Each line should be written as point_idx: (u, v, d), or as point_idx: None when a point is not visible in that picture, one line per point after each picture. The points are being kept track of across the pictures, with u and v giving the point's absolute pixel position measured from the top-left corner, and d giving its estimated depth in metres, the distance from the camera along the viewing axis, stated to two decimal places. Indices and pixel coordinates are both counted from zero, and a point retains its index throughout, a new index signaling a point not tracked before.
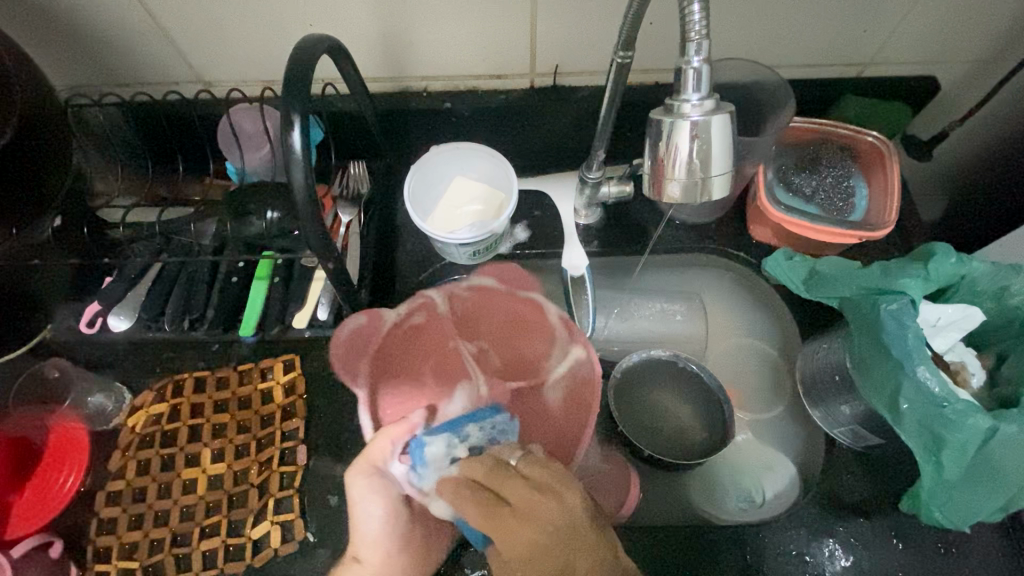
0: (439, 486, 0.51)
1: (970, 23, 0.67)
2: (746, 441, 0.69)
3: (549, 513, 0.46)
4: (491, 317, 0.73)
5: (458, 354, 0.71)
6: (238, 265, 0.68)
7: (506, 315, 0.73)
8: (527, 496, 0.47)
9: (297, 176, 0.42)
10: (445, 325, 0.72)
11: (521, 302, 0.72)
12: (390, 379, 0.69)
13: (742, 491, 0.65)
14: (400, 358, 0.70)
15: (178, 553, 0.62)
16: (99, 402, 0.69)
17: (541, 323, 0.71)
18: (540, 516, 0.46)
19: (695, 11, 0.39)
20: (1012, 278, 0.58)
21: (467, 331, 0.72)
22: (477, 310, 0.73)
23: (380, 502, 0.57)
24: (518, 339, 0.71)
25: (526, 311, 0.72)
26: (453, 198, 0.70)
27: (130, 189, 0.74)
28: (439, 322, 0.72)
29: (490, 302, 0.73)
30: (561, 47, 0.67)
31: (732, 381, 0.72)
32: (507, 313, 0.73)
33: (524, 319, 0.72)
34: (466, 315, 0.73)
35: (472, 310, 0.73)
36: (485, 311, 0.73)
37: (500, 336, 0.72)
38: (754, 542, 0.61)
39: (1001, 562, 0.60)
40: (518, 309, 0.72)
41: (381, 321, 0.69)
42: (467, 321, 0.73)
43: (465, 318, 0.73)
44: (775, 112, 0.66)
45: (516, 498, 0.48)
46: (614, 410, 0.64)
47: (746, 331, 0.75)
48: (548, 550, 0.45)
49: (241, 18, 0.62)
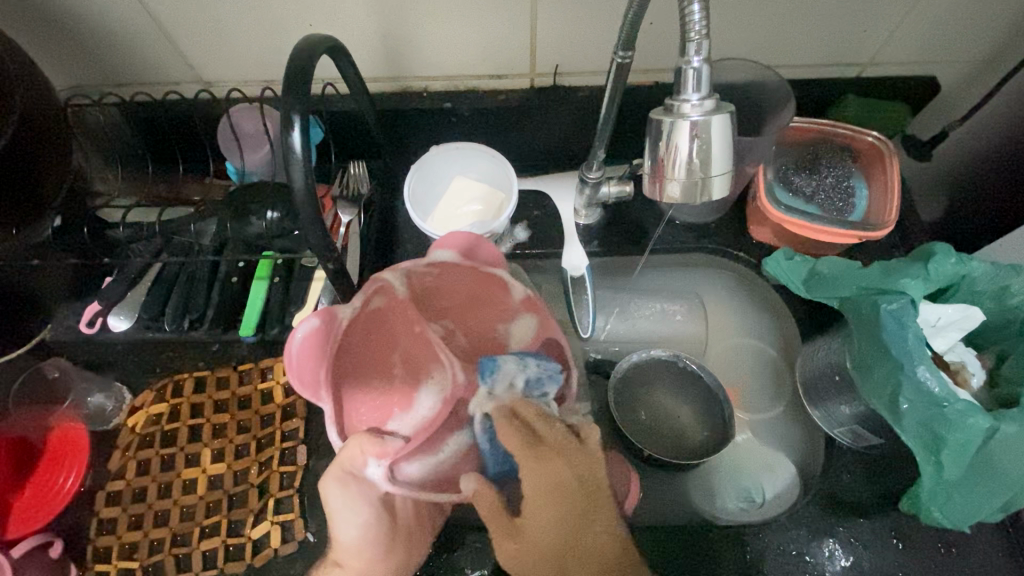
0: (503, 429, 0.53)
1: (970, 23, 0.67)
2: (746, 440, 0.68)
3: (577, 458, 0.53)
4: (449, 293, 0.64)
5: (424, 340, 0.62)
6: (238, 265, 0.68)
7: (460, 283, 0.63)
8: (563, 445, 0.53)
9: (297, 175, 0.42)
10: (399, 310, 0.61)
11: (474, 268, 0.62)
12: (360, 373, 0.61)
13: (742, 491, 0.65)
14: (365, 349, 0.61)
15: (179, 553, 0.62)
16: (98, 402, 0.70)
17: (498, 286, 0.62)
18: (569, 457, 0.53)
19: (695, 11, 0.39)
20: (1012, 278, 0.58)
21: (433, 310, 0.63)
22: (439, 284, 0.63)
23: (360, 512, 0.53)
24: (482, 314, 0.64)
25: (486, 278, 0.62)
26: (453, 197, 0.70)
27: (129, 189, 0.73)
28: (401, 306, 0.61)
29: (453, 277, 0.63)
30: (561, 47, 0.67)
31: (733, 381, 0.72)
32: (466, 283, 0.63)
33: (478, 288, 0.63)
34: (424, 293, 0.63)
35: (431, 288, 0.63)
36: (439, 286, 0.63)
37: (460, 307, 0.64)
38: (755, 542, 0.61)
39: (1001, 562, 0.60)
40: (477, 279, 0.62)
41: (317, 328, 0.56)
42: (423, 298, 0.63)
43: (422, 296, 0.63)
44: (775, 111, 0.67)
45: (546, 437, 0.53)
46: (615, 412, 0.64)
47: (745, 330, 0.74)
48: (572, 487, 0.52)
49: (241, 19, 0.62)
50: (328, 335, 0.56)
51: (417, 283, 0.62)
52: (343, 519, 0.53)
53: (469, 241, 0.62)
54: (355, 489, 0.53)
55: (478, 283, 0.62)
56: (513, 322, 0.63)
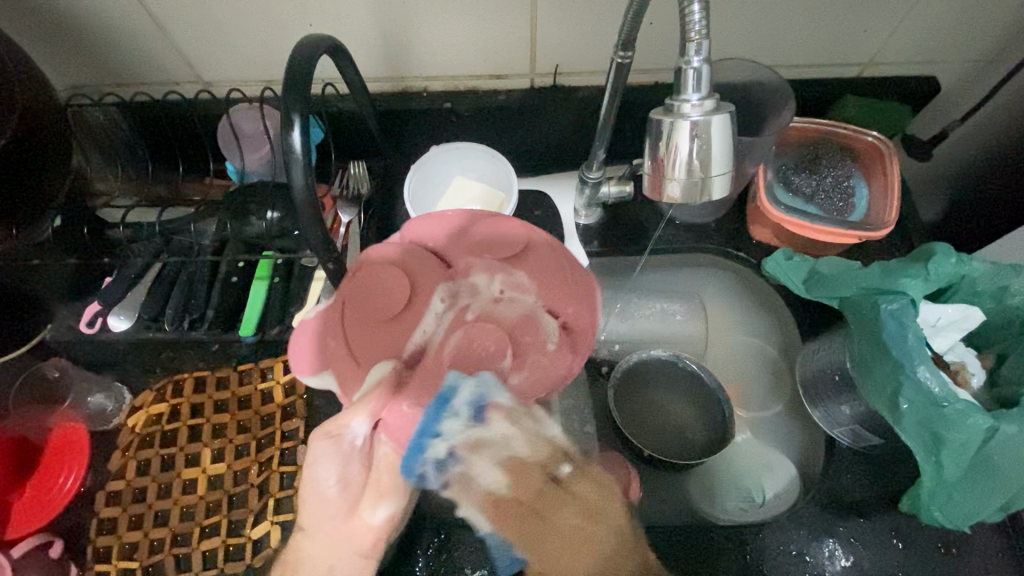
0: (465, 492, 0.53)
1: (972, 22, 0.67)
2: (746, 440, 0.70)
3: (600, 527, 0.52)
4: (368, 290, 0.52)
5: (357, 345, 0.51)
6: (238, 265, 0.67)
7: (367, 266, 0.53)
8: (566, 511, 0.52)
9: (297, 175, 0.42)
10: (364, 324, 0.51)
11: (371, 262, 0.54)
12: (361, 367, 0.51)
13: (742, 492, 0.66)
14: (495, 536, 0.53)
15: (179, 553, 0.62)
16: (99, 401, 0.71)
17: (433, 268, 0.54)
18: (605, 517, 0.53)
19: (695, 11, 0.39)
20: (1012, 278, 0.58)
21: (353, 321, 0.51)
22: (360, 289, 0.52)
23: (334, 468, 0.50)
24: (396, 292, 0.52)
25: (465, 217, 0.57)
26: (454, 197, 0.68)
27: (129, 189, 0.73)
28: (392, 329, 0.51)
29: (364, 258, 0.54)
30: (561, 47, 0.67)
31: (732, 380, 0.73)
32: (423, 250, 0.55)
33: (416, 270, 0.54)
34: (356, 307, 0.52)
35: (350, 299, 0.52)
36: (363, 277, 0.52)
37: (378, 309, 0.52)
38: (755, 542, 0.60)
39: (1001, 563, 0.60)
40: (406, 257, 0.54)
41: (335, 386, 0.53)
42: (356, 306, 0.52)
43: (365, 316, 0.52)
44: (776, 112, 0.66)
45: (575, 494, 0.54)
46: (658, 401, 0.66)
47: (746, 330, 0.76)
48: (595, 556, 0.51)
49: (243, 21, 0.62)
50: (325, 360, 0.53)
51: (355, 305, 0.52)
52: (320, 466, 0.51)
53: (440, 216, 0.57)
54: (341, 448, 0.50)
55: (383, 266, 0.53)
56: (473, 279, 0.54)
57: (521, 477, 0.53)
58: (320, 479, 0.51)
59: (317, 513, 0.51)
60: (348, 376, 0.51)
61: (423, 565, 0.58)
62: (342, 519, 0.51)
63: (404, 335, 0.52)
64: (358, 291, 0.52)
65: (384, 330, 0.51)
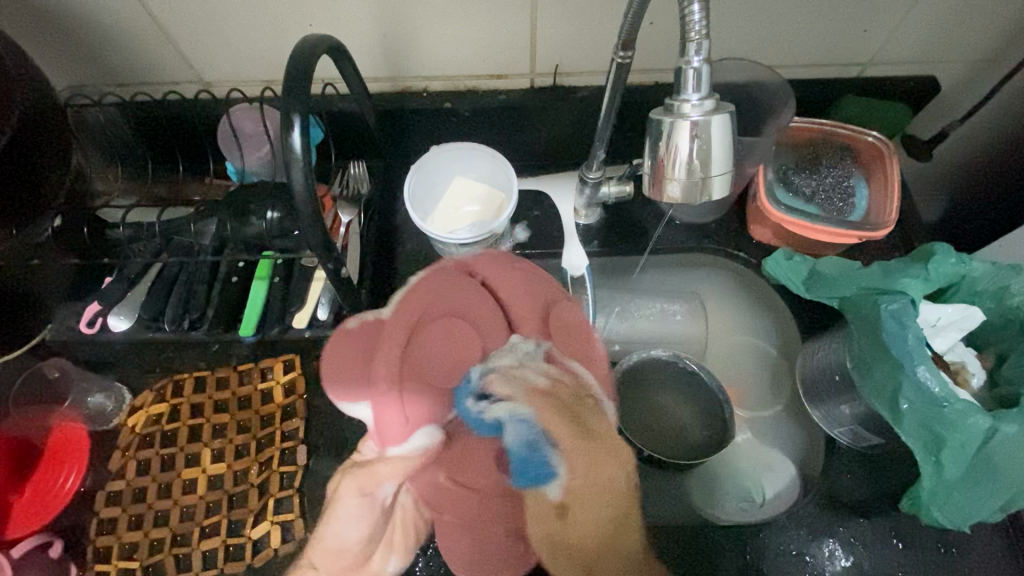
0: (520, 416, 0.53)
1: (972, 22, 0.67)
2: (747, 440, 0.69)
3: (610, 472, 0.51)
4: (430, 339, 0.61)
5: (416, 377, 0.58)
6: (238, 265, 0.68)
7: (437, 308, 0.63)
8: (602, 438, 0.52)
9: (297, 175, 0.42)
10: (418, 376, 0.58)
11: (425, 311, 0.62)
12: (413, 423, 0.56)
13: (743, 492, 0.65)
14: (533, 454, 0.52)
15: (179, 553, 0.62)
16: (99, 402, 0.70)
17: (494, 329, 0.61)
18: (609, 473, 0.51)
19: (695, 11, 0.39)
20: (1012, 278, 0.57)
21: (411, 364, 0.59)
22: (437, 328, 0.61)
23: (358, 525, 0.51)
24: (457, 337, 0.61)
25: (522, 282, 0.64)
26: (454, 198, 0.70)
27: (129, 189, 0.73)
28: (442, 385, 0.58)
29: (420, 293, 0.64)
30: (561, 47, 0.67)
31: (733, 381, 0.73)
32: (481, 298, 0.63)
33: (475, 327, 0.61)
34: (416, 356, 0.60)
35: (414, 348, 0.60)
36: (426, 323, 0.61)
37: (431, 360, 0.59)
38: (755, 541, 0.61)
39: (1001, 563, 0.60)
40: (474, 310, 0.62)
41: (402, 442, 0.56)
42: (416, 355, 0.59)
43: (417, 369, 0.59)
44: (775, 113, 0.67)
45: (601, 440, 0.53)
46: (655, 400, 0.66)
47: (747, 329, 0.75)
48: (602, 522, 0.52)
49: (243, 21, 0.62)
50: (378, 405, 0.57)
51: (416, 355, 0.59)
52: (343, 520, 0.51)
53: (501, 269, 0.65)
54: (368, 503, 0.51)
55: (450, 311, 0.62)
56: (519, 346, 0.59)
57: (561, 387, 0.53)
58: (342, 533, 0.51)
59: (335, 554, 0.52)
60: (393, 430, 0.55)
61: (424, 565, 0.58)
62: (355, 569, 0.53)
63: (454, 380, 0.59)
64: (430, 317, 0.62)
65: (439, 372, 0.59)
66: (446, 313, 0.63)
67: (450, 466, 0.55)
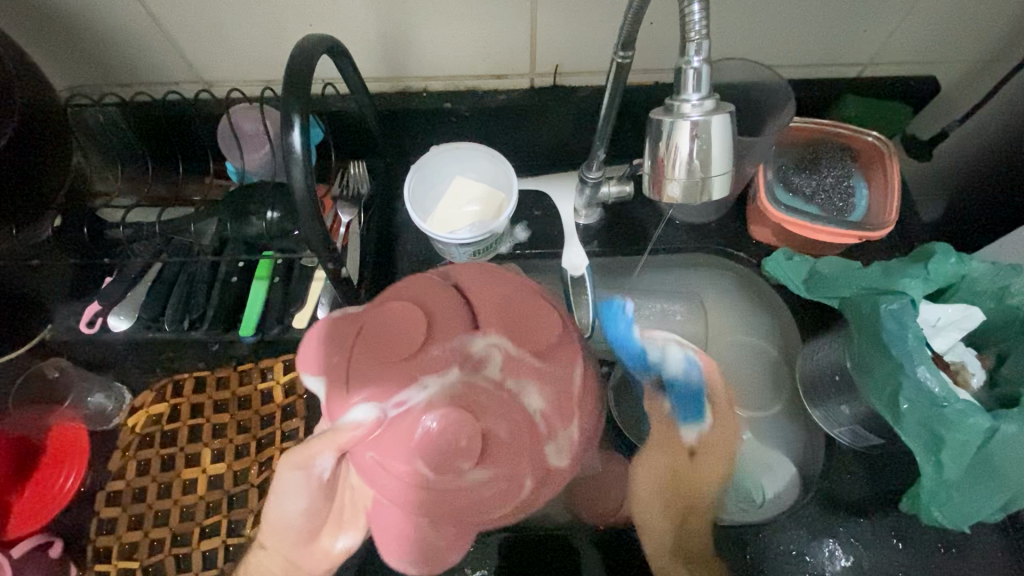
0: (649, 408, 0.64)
1: (972, 22, 0.67)
2: (746, 440, 0.67)
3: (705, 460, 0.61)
4: (400, 323, 0.51)
5: (361, 366, 0.50)
6: (238, 265, 0.68)
7: (400, 295, 0.53)
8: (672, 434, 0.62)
9: (297, 175, 0.42)
10: (367, 358, 0.50)
11: (405, 296, 0.53)
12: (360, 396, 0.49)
13: (742, 492, 0.63)
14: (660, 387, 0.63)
15: (179, 553, 0.62)
16: (99, 402, 0.70)
17: (457, 324, 0.52)
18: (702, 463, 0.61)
19: (695, 11, 0.38)
20: (1012, 278, 0.58)
21: (360, 350, 0.50)
22: (396, 314, 0.51)
23: (300, 497, 0.49)
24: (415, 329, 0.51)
25: (506, 288, 0.54)
26: (455, 197, 0.70)
27: (129, 189, 0.74)
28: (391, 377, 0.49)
29: (401, 289, 0.54)
30: (561, 47, 0.67)
31: (732, 381, 0.71)
32: (452, 295, 0.53)
33: (434, 321, 0.52)
34: (380, 338, 0.51)
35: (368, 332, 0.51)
36: (385, 309, 0.52)
37: (384, 344, 0.50)
38: (755, 541, 0.61)
39: (1001, 563, 0.60)
40: (437, 299, 0.53)
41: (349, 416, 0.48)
42: (368, 342, 0.51)
43: (374, 350, 0.50)
44: (777, 111, 0.66)
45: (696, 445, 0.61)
46: None
47: (749, 329, 0.74)
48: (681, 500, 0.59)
49: (243, 21, 0.62)
50: (331, 375, 0.50)
51: (372, 334, 0.51)
52: (287, 495, 0.49)
53: (482, 269, 0.55)
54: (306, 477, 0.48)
55: (417, 296, 0.53)
56: (477, 343, 0.51)
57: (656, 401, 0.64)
58: (283, 504, 0.49)
59: (285, 520, 0.49)
60: (335, 406, 0.49)
61: None
62: (303, 545, 0.50)
63: (401, 379, 0.49)
64: (389, 302, 0.53)
65: (382, 369, 0.49)
66: (405, 301, 0.53)
67: (382, 447, 0.48)
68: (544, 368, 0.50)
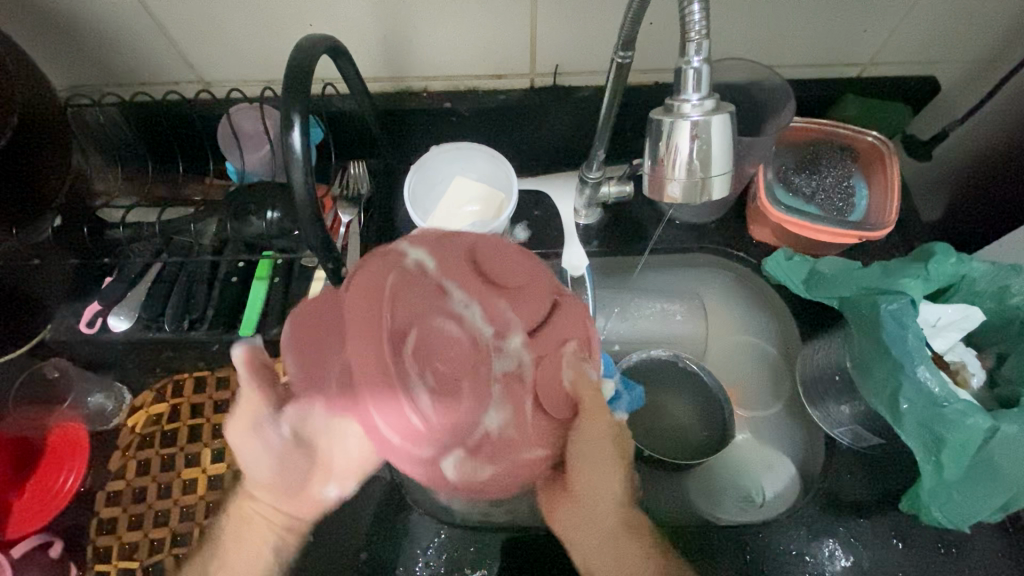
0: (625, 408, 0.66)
1: (972, 22, 0.67)
2: (746, 440, 0.71)
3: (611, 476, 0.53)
4: (543, 307, 0.40)
5: (432, 253, 0.41)
6: (238, 265, 0.68)
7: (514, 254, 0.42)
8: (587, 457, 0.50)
9: (297, 175, 0.42)
10: (447, 266, 0.40)
11: (518, 262, 0.41)
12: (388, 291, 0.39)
13: (742, 492, 0.66)
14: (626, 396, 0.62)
15: (178, 553, 0.62)
16: (99, 402, 0.70)
17: (522, 319, 0.39)
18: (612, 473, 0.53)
19: (695, 11, 0.39)
20: (1012, 278, 0.58)
21: (446, 249, 0.41)
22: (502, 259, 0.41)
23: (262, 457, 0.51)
24: (494, 285, 0.40)
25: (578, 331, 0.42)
26: (454, 197, 0.68)
27: (129, 189, 0.73)
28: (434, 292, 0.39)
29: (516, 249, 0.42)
30: (561, 47, 0.67)
31: (732, 381, 0.74)
32: (535, 310, 0.40)
33: (515, 295, 0.40)
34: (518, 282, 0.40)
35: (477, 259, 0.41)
36: (490, 259, 0.41)
37: (467, 262, 0.40)
38: (755, 542, 0.60)
39: (1002, 563, 0.60)
40: (529, 291, 0.40)
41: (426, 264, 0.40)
42: (467, 258, 0.40)
43: (461, 265, 0.40)
44: (776, 111, 0.66)
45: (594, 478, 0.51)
46: (679, 404, 0.66)
47: (747, 328, 0.77)
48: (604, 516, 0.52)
49: (242, 21, 0.62)
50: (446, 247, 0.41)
51: (473, 256, 0.41)
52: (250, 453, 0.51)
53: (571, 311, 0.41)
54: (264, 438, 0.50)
55: (520, 269, 0.41)
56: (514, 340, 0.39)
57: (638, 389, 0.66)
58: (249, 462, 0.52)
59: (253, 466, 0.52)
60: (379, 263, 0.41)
61: (424, 565, 0.59)
62: (292, 496, 0.53)
63: (439, 305, 0.39)
64: (497, 258, 0.41)
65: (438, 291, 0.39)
66: (497, 254, 0.41)
67: (377, 322, 0.38)
68: (527, 417, 0.39)
